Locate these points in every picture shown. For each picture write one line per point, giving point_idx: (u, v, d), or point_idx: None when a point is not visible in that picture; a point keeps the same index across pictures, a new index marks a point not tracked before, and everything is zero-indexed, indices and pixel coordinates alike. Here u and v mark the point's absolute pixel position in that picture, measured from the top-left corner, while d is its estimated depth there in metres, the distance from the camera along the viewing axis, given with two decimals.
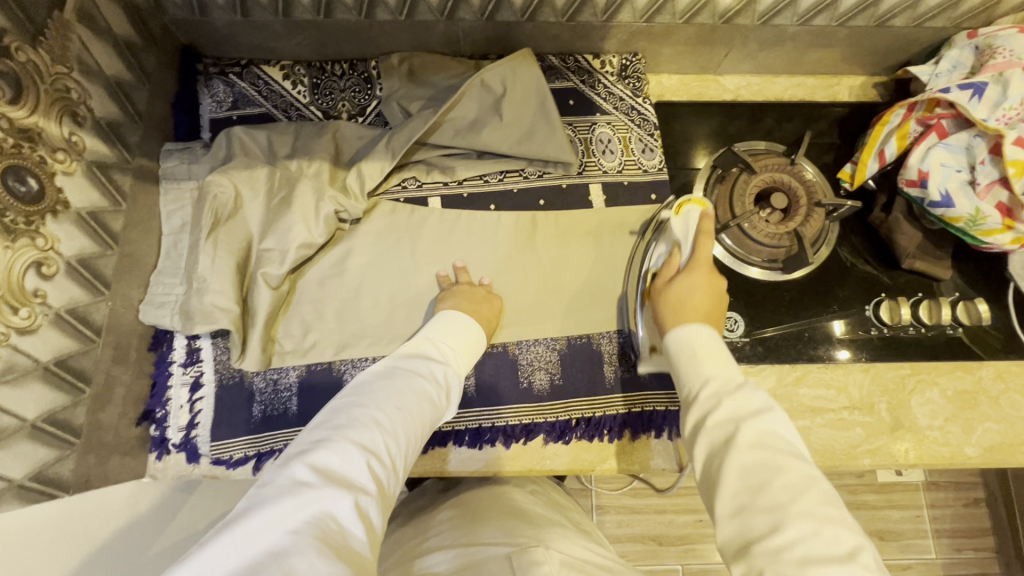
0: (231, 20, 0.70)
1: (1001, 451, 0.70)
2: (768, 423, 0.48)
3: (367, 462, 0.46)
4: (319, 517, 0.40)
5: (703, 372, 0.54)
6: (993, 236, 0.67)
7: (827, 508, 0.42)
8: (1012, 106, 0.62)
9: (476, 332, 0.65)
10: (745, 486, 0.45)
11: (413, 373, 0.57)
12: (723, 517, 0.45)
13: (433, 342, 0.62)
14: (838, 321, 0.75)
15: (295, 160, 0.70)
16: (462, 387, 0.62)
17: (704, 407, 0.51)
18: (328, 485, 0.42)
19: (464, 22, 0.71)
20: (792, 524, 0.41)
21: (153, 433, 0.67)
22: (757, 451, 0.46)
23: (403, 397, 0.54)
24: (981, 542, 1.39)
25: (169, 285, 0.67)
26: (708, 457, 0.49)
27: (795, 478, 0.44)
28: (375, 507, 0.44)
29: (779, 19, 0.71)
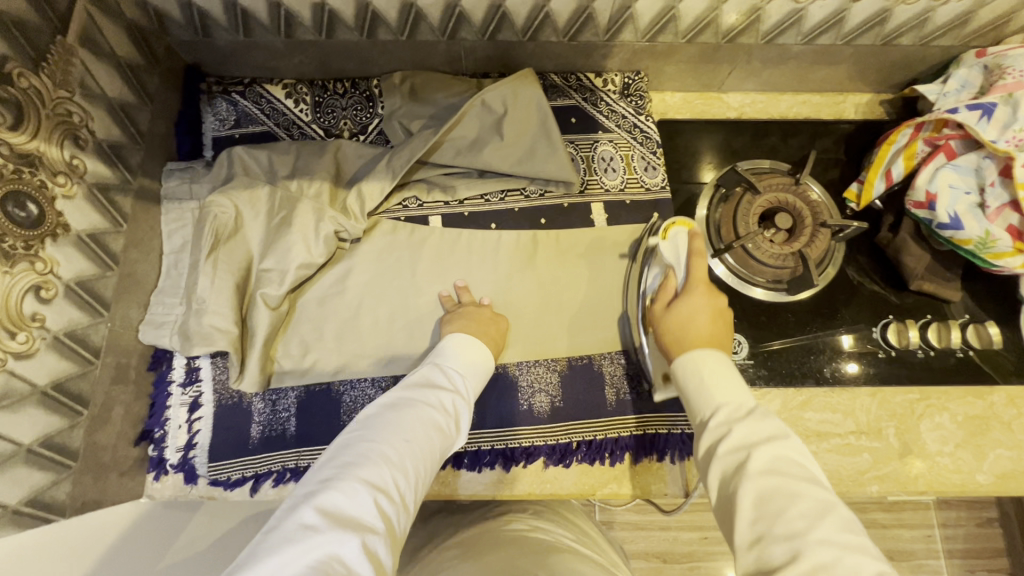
0: (234, 40, 0.70)
1: (1014, 479, 0.68)
2: (779, 446, 0.46)
3: (375, 500, 0.45)
4: (326, 561, 0.40)
5: (714, 398, 0.53)
6: (1003, 259, 0.65)
7: (845, 533, 0.40)
8: (1023, 127, 0.60)
9: (484, 359, 0.65)
10: (762, 514, 0.43)
11: (421, 403, 0.56)
12: (741, 550, 0.43)
13: (441, 369, 0.62)
14: (847, 335, 0.74)
15: (296, 180, 0.69)
16: (471, 414, 0.61)
17: (716, 434, 0.50)
18: (335, 526, 0.42)
19: (465, 42, 0.71)
20: (811, 550, 0.39)
21: (151, 453, 0.66)
22: (769, 476, 0.44)
23: (410, 429, 0.53)
24: (994, 563, 1.36)
25: (169, 305, 0.67)
26: (722, 485, 0.47)
27: (812, 503, 0.42)
28: (384, 547, 0.43)
29: (783, 38, 0.71)
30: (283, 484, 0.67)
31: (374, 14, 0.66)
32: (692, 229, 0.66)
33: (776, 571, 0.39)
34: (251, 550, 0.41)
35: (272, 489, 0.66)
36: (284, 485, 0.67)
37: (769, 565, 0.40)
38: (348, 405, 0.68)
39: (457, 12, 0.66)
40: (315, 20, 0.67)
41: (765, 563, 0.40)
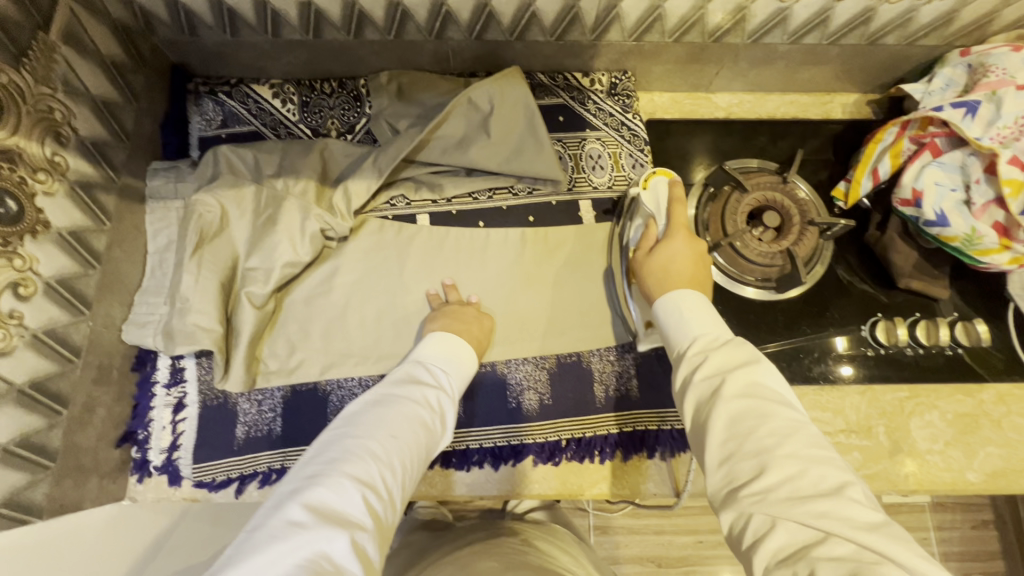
0: (221, 40, 0.70)
1: (1004, 477, 0.68)
2: (753, 370, 0.47)
3: (363, 496, 0.45)
4: (314, 559, 0.39)
5: (692, 334, 0.53)
6: (990, 256, 0.65)
7: (813, 447, 0.42)
8: (1006, 124, 0.61)
9: (468, 356, 0.65)
10: (734, 434, 0.44)
11: (407, 399, 0.56)
12: (712, 468, 0.44)
13: (425, 367, 0.61)
14: (839, 338, 0.74)
15: (282, 178, 0.69)
16: (457, 410, 0.61)
17: (692, 363, 0.51)
18: (323, 523, 0.41)
19: (453, 41, 0.71)
20: (779, 465, 0.41)
21: (135, 455, 0.66)
22: (742, 399, 0.45)
23: (396, 426, 0.52)
24: (989, 565, 1.36)
25: (153, 304, 0.66)
26: (696, 409, 0.48)
27: (782, 422, 0.43)
28: (372, 543, 0.43)
29: (769, 38, 0.71)
30: (268, 485, 0.66)
31: (360, 13, 0.66)
32: (671, 177, 0.68)
33: (746, 486, 0.41)
34: (235, 550, 0.41)
35: (257, 490, 0.66)
36: (269, 487, 0.66)
37: (739, 479, 0.42)
38: (335, 404, 0.68)
39: (443, 11, 0.66)
40: (301, 19, 0.67)
41: (735, 480, 0.42)
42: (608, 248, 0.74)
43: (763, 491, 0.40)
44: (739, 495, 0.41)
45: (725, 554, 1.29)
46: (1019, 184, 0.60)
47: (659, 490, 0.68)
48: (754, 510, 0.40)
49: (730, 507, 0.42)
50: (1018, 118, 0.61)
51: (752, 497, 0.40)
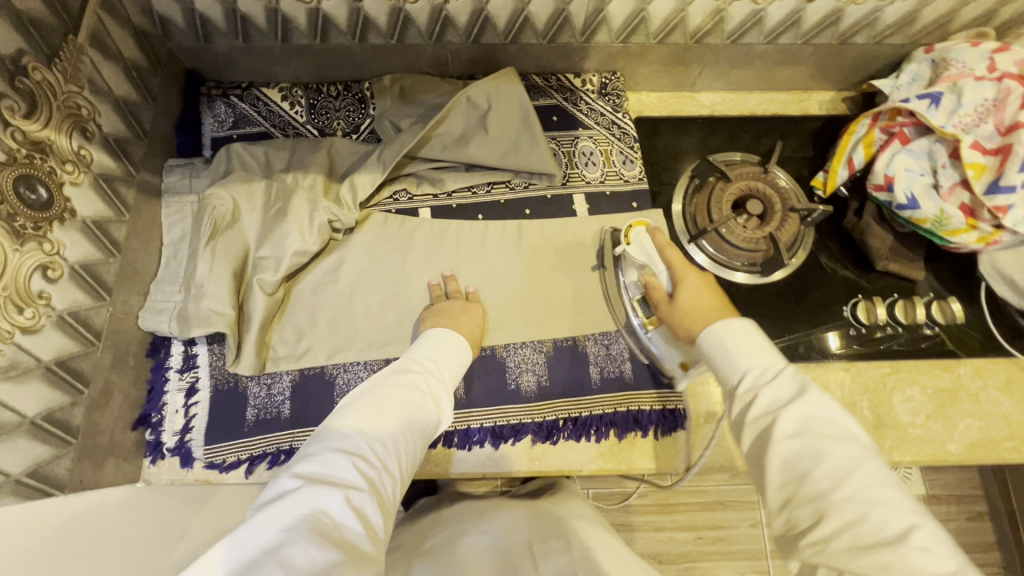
0: (234, 45, 0.75)
1: (983, 448, 0.71)
2: (803, 407, 0.49)
3: (352, 463, 0.48)
4: (309, 515, 0.43)
5: (740, 364, 0.56)
6: (959, 236, 0.69)
7: (875, 492, 0.44)
8: (966, 112, 0.65)
9: (460, 343, 0.67)
10: (792, 479, 0.47)
11: (395, 383, 0.59)
12: (774, 513, 0.48)
13: (416, 355, 0.65)
14: (833, 335, 0.76)
15: (291, 173, 0.73)
16: (451, 392, 0.63)
17: (744, 400, 0.53)
18: (315, 486, 0.45)
19: (451, 45, 0.76)
20: (838, 510, 0.43)
21: (148, 437, 0.68)
22: (795, 442, 0.48)
23: (385, 405, 0.56)
24: (983, 556, 1.37)
25: (168, 292, 0.70)
26: (753, 450, 0.51)
27: (840, 463, 0.45)
28: (365, 503, 0.46)
29: (747, 38, 0.76)
30: (277, 466, 0.68)
31: (365, 18, 0.71)
32: (651, 227, 0.71)
33: (806, 533, 0.44)
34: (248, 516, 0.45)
35: (266, 471, 0.68)
36: (279, 467, 0.68)
37: (799, 527, 0.45)
38: (341, 387, 0.71)
39: (443, 15, 0.71)
40: (310, 25, 0.72)
41: (796, 524, 0.45)
42: (613, 300, 0.76)
43: (822, 542, 0.43)
44: (800, 546, 0.44)
45: (725, 550, 1.30)
46: (980, 166, 0.65)
47: (654, 464, 0.70)
48: (813, 562, 0.43)
49: (794, 556, 0.45)
50: (977, 107, 0.65)
51: (812, 550, 0.43)
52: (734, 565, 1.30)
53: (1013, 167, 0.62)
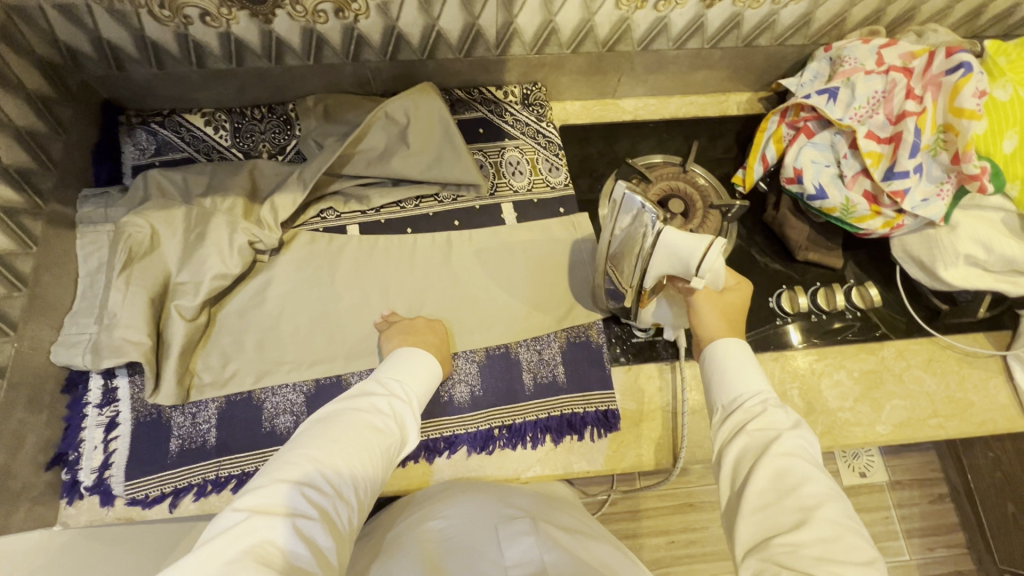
0: (149, 73, 0.75)
1: (910, 427, 0.73)
2: (798, 436, 0.52)
3: (301, 491, 0.45)
4: (257, 546, 0.41)
5: (753, 385, 0.57)
6: (865, 223, 0.72)
7: (848, 518, 0.47)
8: (860, 105, 0.69)
9: (426, 361, 0.65)
10: (775, 489, 0.49)
11: (359, 405, 0.56)
12: (748, 513, 0.49)
13: (381, 376, 0.61)
14: (795, 330, 0.77)
15: (209, 197, 0.72)
16: (416, 413, 0.60)
17: (746, 414, 0.55)
18: (262, 518, 0.42)
19: (370, 63, 0.77)
20: (817, 524, 0.45)
21: (65, 477, 0.65)
22: (786, 459, 0.50)
23: (342, 429, 0.52)
24: (951, 538, 1.35)
25: (83, 324, 0.68)
26: (742, 455, 0.52)
27: (821, 488, 0.48)
28: (320, 532, 0.44)
29: (657, 44, 0.79)
30: (204, 497, 0.66)
31: (279, 41, 0.72)
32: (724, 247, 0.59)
33: (778, 536, 0.46)
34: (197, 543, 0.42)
35: (193, 503, 0.66)
36: (206, 499, 0.66)
37: (773, 530, 0.47)
38: (269, 412, 0.69)
39: (355, 34, 0.72)
40: (224, 50, 0.72)
41: (770, 529, 0.47)
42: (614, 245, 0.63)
43: (793, 544, 0.45)
44: (769, 545, 0.45)
45: (698, 554, 1.28)
46: (877, 155, 0.69)
47: (591, 467, 0.70)
48: (783, 564, 0.44)
49: (758, 555, 0.46)
50: (869, 99, 0.69)
51: (782, 550, 0.44)
52: (709, 568, 1.27)
53: (904, 154, 0.66)
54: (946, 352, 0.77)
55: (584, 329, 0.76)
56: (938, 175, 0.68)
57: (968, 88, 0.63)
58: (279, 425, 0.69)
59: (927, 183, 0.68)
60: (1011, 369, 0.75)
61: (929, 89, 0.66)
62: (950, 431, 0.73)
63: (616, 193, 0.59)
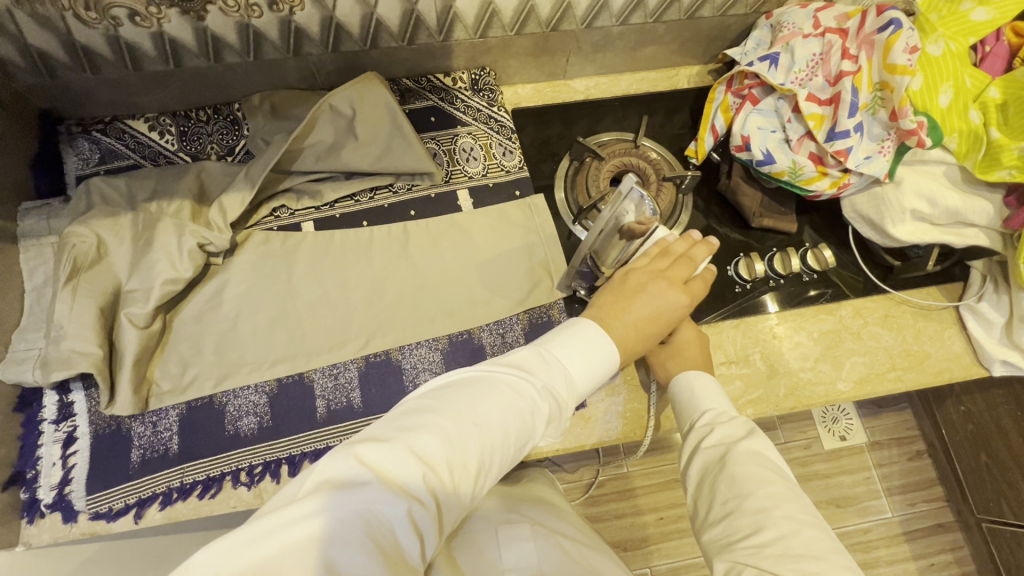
0: (85, 79, 0.73)
1: (870, 382, 0.74)
2: (753, 444, 0.55)
3: (424, 473, 0.42)
4: (368, 520, 0.38)
5: (702, 405, 0.62)
6: (813, 184, 0.73)
7: (804, 512, 0.49)
8: (800, 68, 0.71)
9: (604, 346, 0.58)
10: (733, 496, 0.51)
11: (517, 390, 0.50)
12: (712, 522, 0.51)
13: (547, 350, 0.55)
14: (771, 300, 0.78)
15: (156, 202, 0.71)
16: (563, 408, 0.53)
17: (700, 433, 0.59)
18: (384, 485, 0.40)
19: (312, 56, 0.76)
20: (774, 523, 0.48)
21: (23, 497, 0.64)
22: (740, 467, 0.52)
23: (485, 410, 0.47)
24: (930, 493, 1.37)
25: (31, 340, 0.66)
26: (701, 472, 0.55)
27: (778, 489, 0.50)
28: (428, 522, 0.41)
29: (600, 21, 0.79)
30: (169, 505, 0.65)
31: (214, 38, 0.70)
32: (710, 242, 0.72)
33: (743, 540, 0.48)
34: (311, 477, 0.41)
35: (158, 512, 0.65)
36: (172, 507, 0.65)
37: (733, 536, 0.49)
38: (232, 414, 0.69)
39: (293, 27, 0.71)
40: (159, 51, 0.71)
41: (733, 534, 0.49)
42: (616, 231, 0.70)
43: (757, 546, 0.47)
44: (733, 548, 0.48)
45: (688, 527, 1.29)
46: (819, 117, 0.70)
47: (561, 445, 0.70)
48: (748, 563, 0.46)
49: (724, 558, 0.48)
50: (808, 63, 0.71)
51: (747, 551, 0.47)
52: None
53: (843, 113, 0.68)
54: (902, 307, 0.79)
55: (546, 309, 0.77)
56: (878, 132, 0.69)
57: (899, 44, 0.65)
58: (242, 428, 0.68)
59: (869, 141, 0.70)
60: (964, 320, 0.77)
61: (863, 48, 0.68)
62: (909, 382, 0.75)
63: (622, 188, 0.67)
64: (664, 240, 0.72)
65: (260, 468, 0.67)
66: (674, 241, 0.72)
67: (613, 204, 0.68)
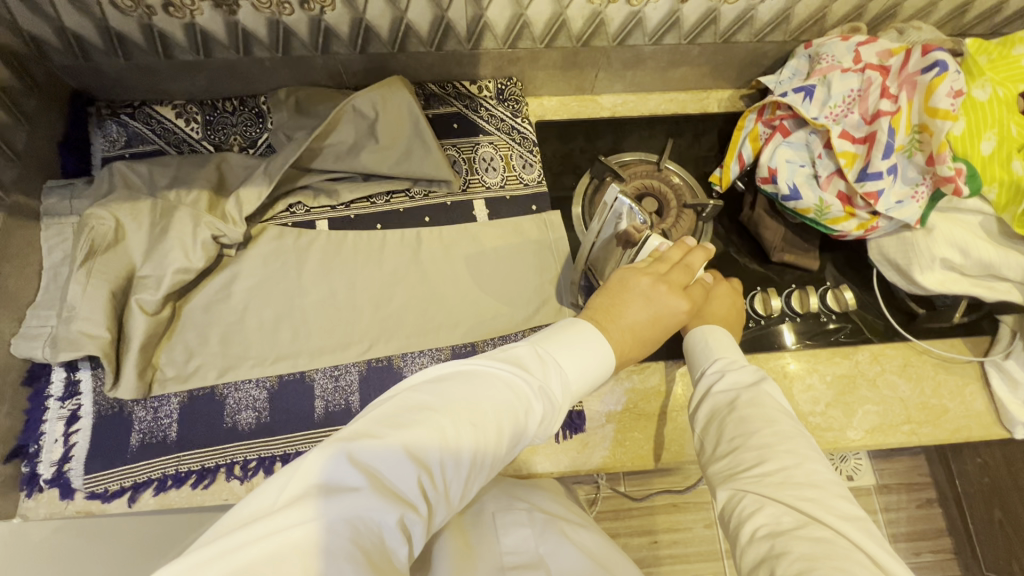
0: (117, 64, 0.74)
1: (882, 432, 0.72)
2: (766, 388, 0.53)
3: (417, 479, 0.39)
4: (357, 530, 0.36)
5: (713, 352, 0.59)
6: (840, 225, 0.72)
7: (807, 448, 0.48)
8: (835, 104, 0.69)
9: (596, 347, 0.52)
10: (739, 433, 0.49)
11: (511, 389, 0.46)
12: (717, 456, 0.50)
13: (552, 348, 0.51)
14: (787, 336, 0.76)
15: (174, 190, 0.72)
16: (563, 411, 0.50)
17: (710, 380, 0.57)
18: (375, 493, 0.37)
19: (340, 55, 0.76)
20: (777, 457, 0.46)
21: (24, 470, 0.65)
22: (751, 407, 0.51)
23: (483, 411, 0.43)
24: (938, 543, 1.32)
25: (44, 317, 0.67)
26: (711, 413, 0.54)
27: (785, 427, 0.49)
28: (418, 528, 0.39)
29: (632, 40, 0.78)
30: (163, 492, 0.66)
31: (245, 32, 0.71)
32: (707, 249, 0.66)
33: (745, 472, 0.47)
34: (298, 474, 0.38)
35: (152, 497, 0.66)
36: (165, 494, 0.66)
37: (737, 467, 0.48)
38: (231, 407, 0.69)
39: (322, 26, 0.71)
40: (190, 41, 0.71)
41: (736, 467, 0.48)
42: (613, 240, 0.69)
43: (759, 476, 0.46)
44: (737, 477, 0.47)
45: (681, 555, 1.26)
46: (851, 155, 0.68)
47: (555, 468, 0.69)
48: (749, 490, 0.45)
49: (727, 486, 0.47)
50: (844, 98, 0.69)
51: (749, 480, 0.46)
52: (693, 570, 1.26)
53: (877, 154, 0.65)
54: (923, 357, 0.76)
55: None
56: (913, 176, 0.67)
57: (943, 87, 0.62)
58: (240, 421, 0.69)
59: (903, 185, 0.67)
60: (989, 376, 0.74)
61: (904, 88, 0.65)
62: (923, 437, 0.72)
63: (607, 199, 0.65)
64: (655, 251, 0.65)
65: (254, 464, 0.67)
66: (669, 249, 0.65)
67: (601, 219, 0.67)
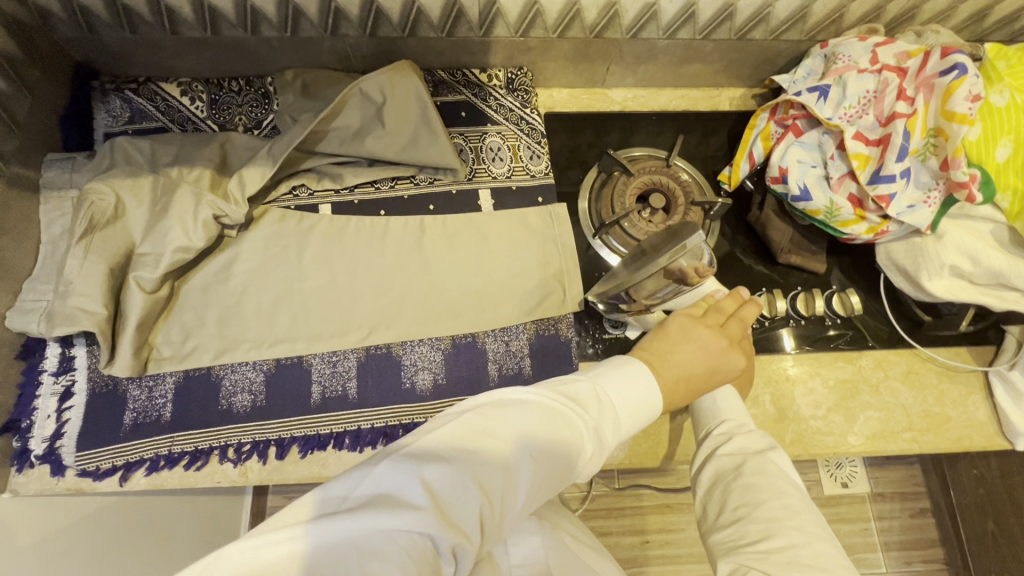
0: (122, 37, 0.72)
1: (882, 439, 0.71)
2: (775, 458, 0.52)
3: (476, 508, 0.38)
4: (412, 549, 0.36)
5: (722, 413, 0.59)
6: (849, 227, 0.70)
7: (815, 525, 0.47)
8: (850, 104, 0.68)
9: (652, 386, 0.51)
10: (745, 503, 0.49)
11: (571, 425, 0.45)
12: (720, 525, 0.50)
13: (612, 383, 0.50)
14: (787, 339, 0.75)
15: (176, 168, 0.71)
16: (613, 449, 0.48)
17: (717, 442, 0.56)
18: (435, 516, 0.37)
19: (349, 38, 0.75)
20: (784, 533, 0.46)
21: (15, 445, 0.64)
22: (758, 476, 0.50)
23: (543, 445, 0.43)
24: (930, 553, 1.32)
25: (40, 292, 0.67)
26: (715, 479, 0.53)
27: (793, 501, 0.48)
28: (468, 558, 0.38)
29: (646, 33, 0.76)
30: (156, 472, 0.66)
31: (253, 10, 0.69)
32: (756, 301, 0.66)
33: (749, 547, 0.46)
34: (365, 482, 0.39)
35: (144, 477, 0.65)
36: (157, 474, 0.66)
37: (741, 540, 0.47)
38: (227, 389, 0.68)
39: (332, 7, 0.70)
40: (198, 16, 0.70)
41: (739, 539, 0.47)
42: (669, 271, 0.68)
43: (765, 551, 0.45)
44: (740, 551, 0.46)
45: (671, 555, 1.26)
46: (864, 157, 0.67)
47: None
48: (752, 565, 0.44)
49: (729, 559, 0.46)
50: (859, 99, 0.68)
51: (752, 555, 0.45)
52: (682, 570, 1.25)
53: (891, 156, 0.65)
54: (926, 364, 0.75)
55: (554, 322, 0.76)
56: (926, 181, 0.66)
57: (961, 91, 0.61)
58: (236, 404, 0.68)
59: (915, 190, 0.66)
60: (992, 387, 0.73)
61: (921, 90, 0.65)
62: (924, 446, 0.71)
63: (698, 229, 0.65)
64: (710, 296, 0.69)
65: (248, 447, 0.67)
66: (725, 298, 0.66)
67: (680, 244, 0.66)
